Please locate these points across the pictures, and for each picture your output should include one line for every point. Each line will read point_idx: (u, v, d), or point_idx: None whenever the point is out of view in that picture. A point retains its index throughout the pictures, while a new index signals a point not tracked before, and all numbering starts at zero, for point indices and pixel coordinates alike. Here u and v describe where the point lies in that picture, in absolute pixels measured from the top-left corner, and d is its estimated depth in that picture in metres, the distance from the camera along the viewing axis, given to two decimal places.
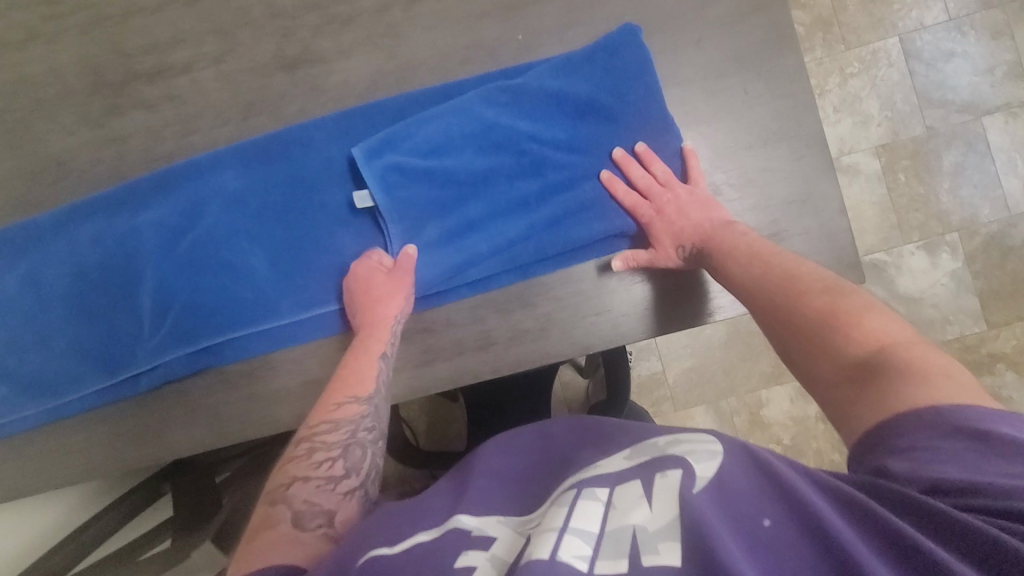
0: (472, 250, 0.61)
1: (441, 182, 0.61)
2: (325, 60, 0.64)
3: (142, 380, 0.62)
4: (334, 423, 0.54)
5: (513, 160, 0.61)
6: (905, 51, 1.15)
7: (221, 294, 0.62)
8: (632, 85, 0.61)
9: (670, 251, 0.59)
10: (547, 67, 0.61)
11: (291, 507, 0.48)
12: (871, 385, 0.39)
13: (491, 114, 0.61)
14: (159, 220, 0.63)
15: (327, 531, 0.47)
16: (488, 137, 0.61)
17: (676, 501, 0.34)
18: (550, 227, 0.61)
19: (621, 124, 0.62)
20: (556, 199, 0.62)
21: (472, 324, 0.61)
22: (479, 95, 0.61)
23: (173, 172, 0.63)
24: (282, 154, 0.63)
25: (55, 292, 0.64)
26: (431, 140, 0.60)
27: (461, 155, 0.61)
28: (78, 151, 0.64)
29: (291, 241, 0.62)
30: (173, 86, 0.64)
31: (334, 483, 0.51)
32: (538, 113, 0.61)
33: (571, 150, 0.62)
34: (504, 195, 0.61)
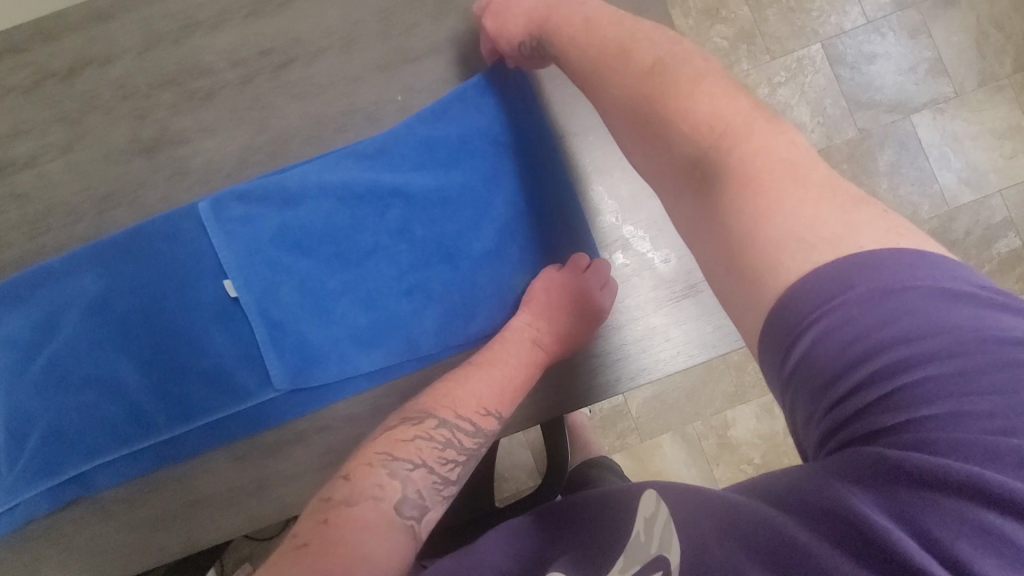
0: (358, 335, 0.55)
1: (318, 259, 0.56)
2: (188, 140, 0.58)
3: (1, 522, 0.54)
4: (474, 428, 0.51)
5: (392, 230, 0.56)
6: (828, 56, 1.15)
7: (94, 412, 0.55)
8: (508, 138, 0.58)
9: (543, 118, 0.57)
10: (421, 125, 0.57)
11: (403, 484, 0.46)
12: (743, 223, 0.35)
13: (365, 180, 0.56)
14: (15, 337, 0.56)
15: (424, 473, 0.48)
16: (364, 207, 0.56)
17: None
18: (439, 301, 0.55)
19: (504, 173, 0.57)
20: (440, 268, 0.56)
21: (373, 416, 0.55)
22: (338, 156, 0.56)
23: (22, 283, 0.56)
24: (143, 247, 0.55)
25: None
26: (300, 218, 0.56)
27: (336, 231, 0.56)
28: None
29: (162, 346, 0.55)
30: (19, 183, 0.57)
31: (444, 456, 0.49)
32: (411, 173, 0.56)
33: (453, 213, 0.56)
34: (386, 268, 0.55)
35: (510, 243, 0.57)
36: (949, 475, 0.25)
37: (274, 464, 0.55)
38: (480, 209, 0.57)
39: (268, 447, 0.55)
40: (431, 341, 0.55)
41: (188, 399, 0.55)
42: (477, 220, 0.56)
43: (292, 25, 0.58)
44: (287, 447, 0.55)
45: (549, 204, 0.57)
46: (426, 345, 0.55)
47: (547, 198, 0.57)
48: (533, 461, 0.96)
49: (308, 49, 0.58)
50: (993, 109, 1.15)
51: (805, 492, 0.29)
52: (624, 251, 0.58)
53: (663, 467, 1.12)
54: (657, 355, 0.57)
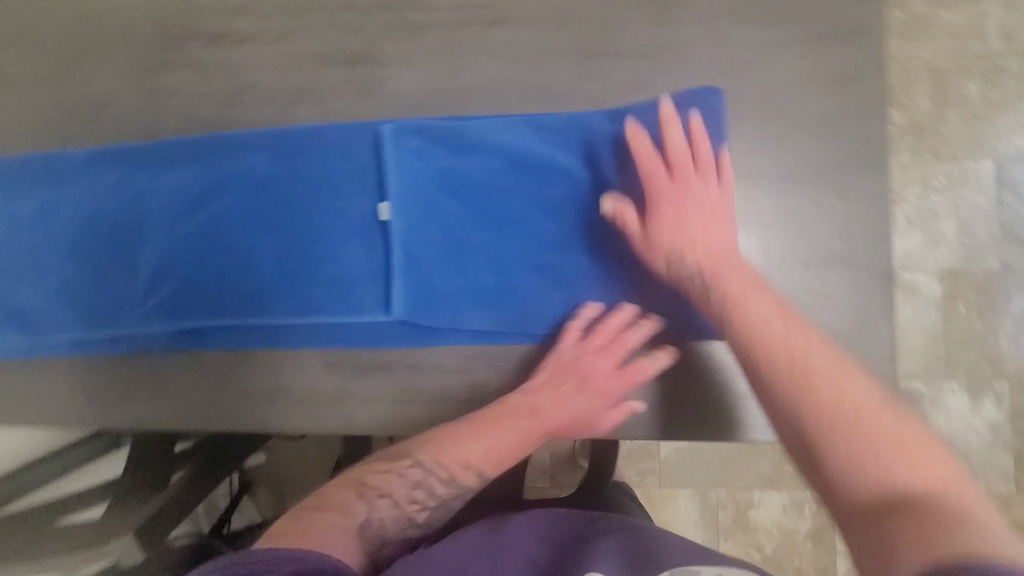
0: (481, 294, 0.56)
1: (468, 211, 0.57)
2: (385, 64, 0.61)
3: (120, 343, 0.60)
4: (449, 477, 0.53)
5: (545, 206, 0.57)
6: (999, 178, 0.99)
7: (223, 279, 0.59)
8: (689, 148, 0.56)
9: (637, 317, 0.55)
10: (608, 115, 0.57)
11: (368, 507, 0.52)
12: (875, 516, 0.34)
13: (539, 151, 0.56)
14: (182, 189, 0.60)
15: (387, 504, 0.53)
16: (528, 176, 0.57)
17: None
18: (564, 288, 0.56)
19: (667, 190, 0.57)
20: (577, 257, 0.56)
21: (461, 373, 0.57)
22: (519, 122, 0.58)
23: (207, 143, 0.60)
24: (319, 147, 0.59)
25: (58, 232, 0.61)
26: (465, 168, 0.58)
27: (493, 190, 0.57)
28: (118, 96, 0.63)
29: (303, 241, 0.58)
30: (231, 56, 0.62)
31: (405, 501, 0.53)
32: (583, 159, 0.57)
33: (607, 209, 0.56)
34: (528, 240, 0.56)
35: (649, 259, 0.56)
36: None
37: (359, 383, 0.58)
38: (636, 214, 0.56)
39: (359, 365, 0.58)
40: (545, 322, 0.56)
41: (306, 298, 0.58)
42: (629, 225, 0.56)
43: None
44: (375, 372, 0.58)
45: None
46: (536, 328, 0.56)
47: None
48: (555, 464, 0.97)
49: (521, 16, 0.59)
50: None
51: None
52: None
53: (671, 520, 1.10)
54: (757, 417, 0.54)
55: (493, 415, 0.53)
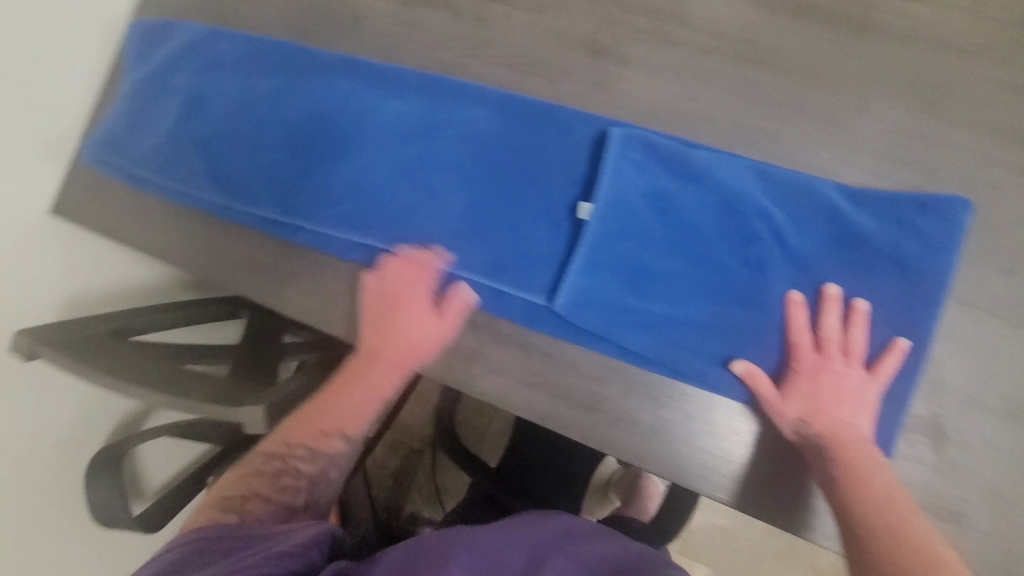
0: (645, 322, 0.54)
1: (662, 235, 0.54)
2: (628, 64, 0.61)
3: (296, 233, 0.63)
4: (313, 450, 0.57)
5: (746, 261, 0.52)
6: None
7: (403, 212, 0.60)
8: (929, 257, 0.50)
9: (785, 420, 0.48)
10: (849, 190, 0.51)
11: (245, 515, 0.52)
12: None
13: (761, 201, 0.52)
14: (400, 115, 0.62)
15: (274, 504, 0.54)
16: (738, 223, 0.53)
17: None
18: (733, 350, 0.52)
19: (887, 290, 0.50)
20: (759, 325, 0.51)
21: (595, 381, 0.55)
22: (749, 165, 0.53)
23: (439, 83, 0.62)
24: (541, 122, 0.59)
25: (278, 114, 0.64)
26: (677, 194, 0.54)
27: (697, 225, 0.53)
28: (376, 13, 0.67)
29: (493, 204, 0.59)
30: (486, 10, 0.65)
31: (286, 496, 0.55)
32: (805, 227, 0.52)
33: (812, 287, 0.51)
34: (715, 287, 0.52)
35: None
36: None
37: (493, 349, 0.59)
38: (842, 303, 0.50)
39: (500, 333, 0.59)
40: (699, 376, 0.52)
41: (475, 257, 0.59)
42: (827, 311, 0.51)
43: (778, 37, 0.59)
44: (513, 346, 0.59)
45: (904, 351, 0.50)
46: (687, 376, 0.52)
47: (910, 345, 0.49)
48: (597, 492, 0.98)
49: (777, 63, 0.59)
50: None
51: None
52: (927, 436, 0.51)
53: None
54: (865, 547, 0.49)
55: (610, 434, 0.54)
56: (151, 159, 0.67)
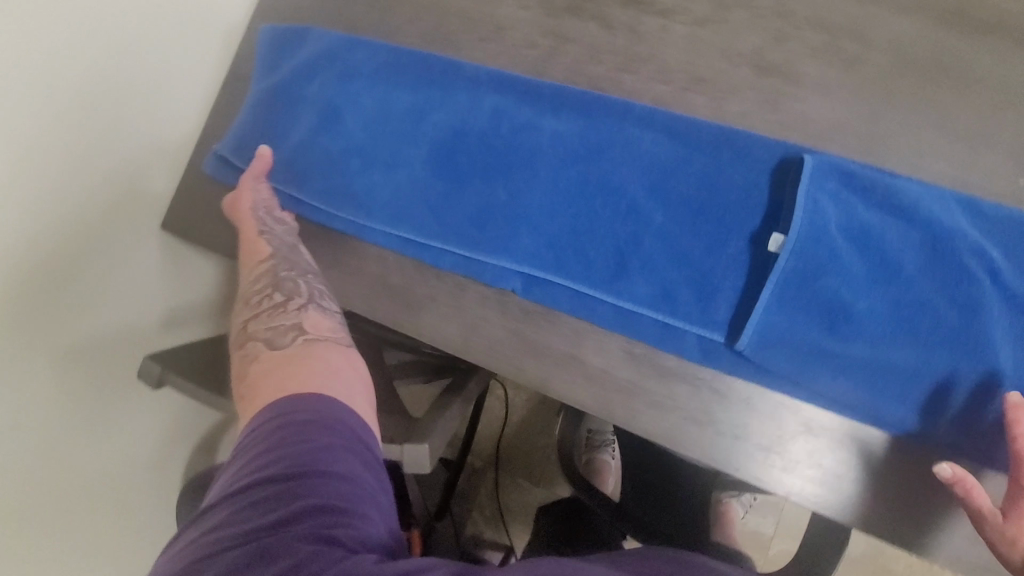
0: (842, 362, 0.52)
1: (859, 269, 0.52)
2: (799, 83, 0.58)
3: (443, 256, 0.60)
4: (258, 273, 0.61)
5: (953, 299, 0.51)
6: None
7: (570, 237, 0.59)
8: None
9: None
10: None
11: (258, 339, 0.56)
12: None
13: (967, 237, 0.51)
14: (562, 136, 0.61)
15: (302, 338, 0.55)
16: (942, 259, 0.51)
17: None
18: (941, 390, 0.50)
19: None
20: (968, 363, 0.50)
21: (770, 421, 0.54)
22: (953, 197, 0.52)
23: (602, 105, 0.60)
24: (713, 148, 0.58)
25: (427, 132, 0.63)
26: (879, 227, 0.53)
27: (898, 260, 0.52)
28: (519, 26, 0.64)
29: (666, 231, 0.57)
30: (641, 22, 0.61)
31: (284, 307, 0.58)
32: (1013, 265, 0.51)
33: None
34: (919, 324, 0.51)
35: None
36: None
37: (656, 383, 0.56)
38: None
39: (662, 368, 0.56)
40: (902, 417, 0.51)
41: (652, 287, 0.57)
42: None
43: (971, 54, 0.55)
44: (679, 379, 0.56)
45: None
46: (889, 420, 0.51)
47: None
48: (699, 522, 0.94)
49: (969, 81, 0.55)
50: None
51: None
52: None
53: None
54: None
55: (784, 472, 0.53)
56: (292, 173, 0.65)
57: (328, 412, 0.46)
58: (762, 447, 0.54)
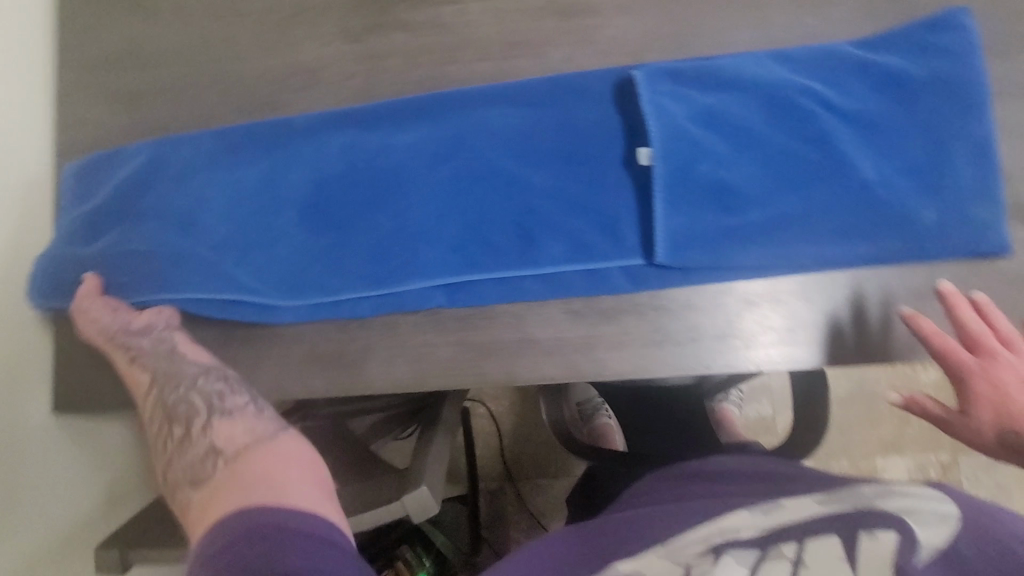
0: (744, 231, 0.57)
1: (722, 148, 0.57)
2: (600, 13, 0.61)
3: (361, 303, 0.60)
4: (150, 407, 0.56)
5: (805, 138, 0.57)
6: None
7: (471, 233, 0.59)
8: (951, 65, 0.56)
9: (987, 433, 0.44)
10: (853, 44, 0.58)
11: (175, 480, 0.50)
12: None
13: (792, 83, 0.57)
14: (418, 145, 0.61)
15: (221, 454, 0.49)
16: (781, 110, 0.57)
17: (891, 568, 0.37)
18: (829, 217, 0.56)
19: (934, 107, 0.56)
20: (836, 185, 0.56)
21: (713, 311, 0.58)
22: (764, 55, 0.58)
23: (442, 101, 0.61)
24: (555, 98, 0.60)
25: (290, 195, 0.62)
26: (722, 104, 0.57)
27: (749, 126, 0.57)
28: (331, 63, 0.63)
29: (550, 188, 0.59)
30: (440, 14, 0.63)
31: (189, 433, 0.52)
32: (837, 90, 0.57)
33: (865, 136, 0.57)
34: (788, 172, 0.57)
35: (911, 179, 0.56)
36: None
37: (606, 326, 0.58)
38: (897, 138, 0.56)
39: (603, 310, 0.58)
40: (809, 254, 0.56)
41: (564, 243, 0.58)
42: (888, 151, 0.56)
43: None
44: (624, 313, 0.58)
45: (971, 145, 0.55)
46: (802, 262, 0.56)
47: (971, 140, 0.55)
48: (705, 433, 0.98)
49: None
50: None
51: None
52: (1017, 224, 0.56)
53: None
54: None
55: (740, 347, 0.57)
56: (173, 278, 0.62)
57: (268, 526, 0.40)
58: (713, 336, 0.58)
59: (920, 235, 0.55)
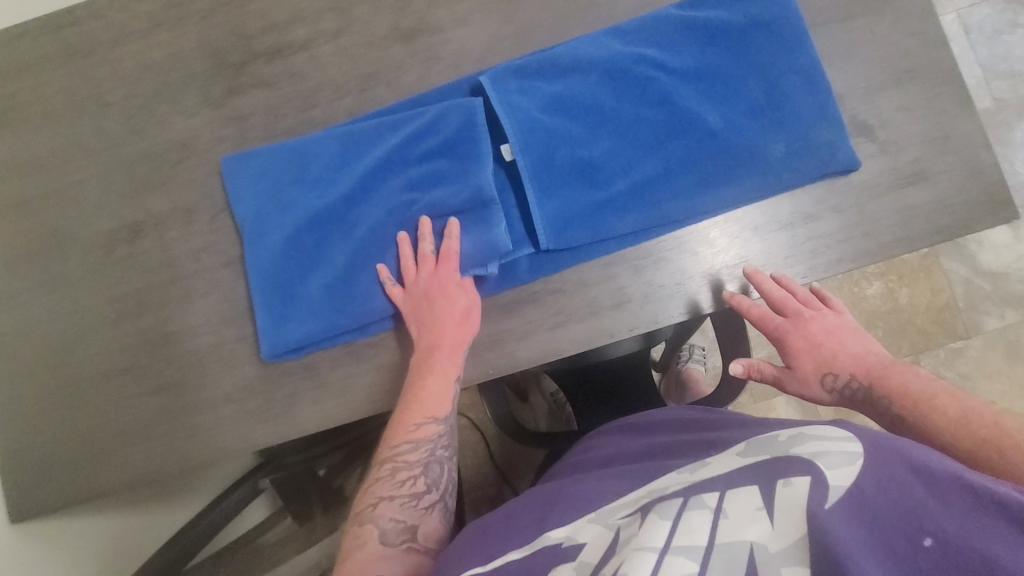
0: (617, 202, 0.60)
1: (578, 131, 0.60)
2: (442, 29, 0.64)
3: (283, 352, 0.61)
4: (416, 442, 0.56)
5: (652, 104, 0.60)
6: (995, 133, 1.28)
7: (366, 261, 0.62)
8: (765, 6, 0.60)
9: (812, 381, 0.57)
10: (676, 4, 0.62)
11: (378, 525, 0.52)
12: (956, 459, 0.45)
13: (627, 54, 0.60)
14: (301, 190, 0.63)
15: (414, 529, 0.52)
16: (624, 82, 0.60)
17: (802, 517, 0.35)
18: (690, 170, 0.60)
19: (759, 48, 0.60)
20: (690, 140, 0.60)
21: (605, 282, 0.61)
22: (597, 34, 0.62)
23: (309, 146, 0.64)
24: (414, 115, 0.62)
25: (188, 265, 0.65)
26: (567, 88, 0.61)
27: (598, 104, 0.61)
28: (199, 131, 0.66)
29: (432, 202, 0.62)
30: (292, 64, 0.65)
31: (416, 500, 0.54)
32: (670, 51, 0.61)
33: (705, 89, 0.60)
34: (642, 138, 0.60)
35: (755, 118, 0.60)
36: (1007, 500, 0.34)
37: (510, 320, 0.61)
38: (733, 84, 0.60)
39: (505, 305, 0.61)
40: (681, 210, 0.60)
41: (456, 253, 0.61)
42: (730, 97, 0.60)
43: None
44: (525, 305, 0.61)
45: (798, 76, 0.60)
46: (676, 219, 0.60)
47: (798, 71, 0.60)
48: None
49: None
50: None
51: (926, 524, 0.34)
52: (859, 139, 0.61)
53: None
54: (836, 255, 0.60)
55: (637, 311, 0.60)
56: (102, 347, 0.65)
57: None
58: (612, 306, 0.60)
59: (772, 168, 0.60)
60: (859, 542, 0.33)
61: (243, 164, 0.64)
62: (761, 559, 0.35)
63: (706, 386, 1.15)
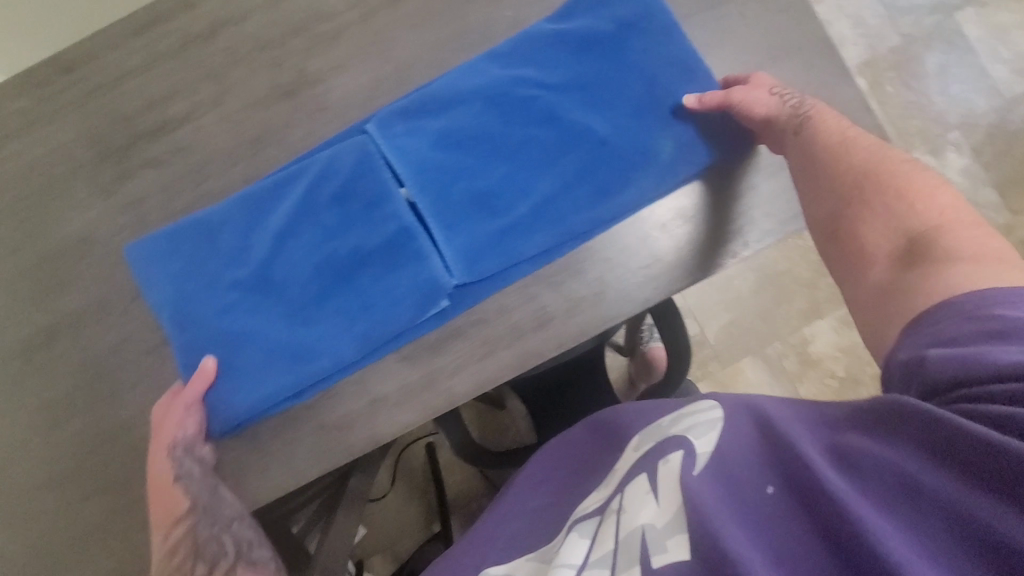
0: (524, 225, 0.60)
1: (472, 158, 0.61)
2: (323, 79, 0.64)
3: (226, 429, 0.61)
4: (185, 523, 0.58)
5: (538, 121, 0.61)
6: (911, 63, 1.28)
7: (288, 325, 0.61)
8: (630, 8, 0.61)
9: (754, 107, 0.57)
10: (546, 19, 0.63)
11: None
12: None
13: (506, 77, 0.61)
14: (209, 264, 0.62)
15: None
16: (508, 105, 0.61)
17: (677, 489, 0.40)
18: (588, 180, 0.61)
19: (634, 51, 0.61)
20: (582, 150, 0.61)
21: (525, 304, 0.61)
22: (475, 61, 0.62)
23: (207, 219, 0.62)
24: (306, 168, 0.61)
25: (111, 360, 0.64)
26: (454, 122, 0.61)
27: (488, 131, 0.61)
28: (96, 223, 0.64)
29: (342, 254, 0.61)
30: (179, 139, 0.64)
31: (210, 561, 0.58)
32: (547, 67, 0.62)
33: (588, 98, 0.61)
34: (536, 157, 0.61)
35: (641, 118, 0.61)
36: (887, 464, 0.34)
37: (440, 357, 0.61)
38: (614, 88, 0.61)
39: (432, 342, 0.61)
40: (585, 221, 0.60)
41: (377, 300, 0.60)
42: (614, 102, 0.61)
43: None
44: (451, 340, 0.61)
45: (674, 68, 0.61)
46: (583, 230, 0.60)
47: (675, 64, 0.61)
48: None
49: None
50: (983, 63, 1.28)
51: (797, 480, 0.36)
52: None
53: (746, 386, 1.24)
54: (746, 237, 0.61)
55: (563, 327, 0.61)
56: (36, 458, 0.63)
57: None
58: (537, 326, 0.61)
59: (666, 164, 0.60)
60: (725, 501, 0.38)
61: (151, 243, 0.62)
62: (652, 541, 0.39)
63: (668, 363, 1.16)
